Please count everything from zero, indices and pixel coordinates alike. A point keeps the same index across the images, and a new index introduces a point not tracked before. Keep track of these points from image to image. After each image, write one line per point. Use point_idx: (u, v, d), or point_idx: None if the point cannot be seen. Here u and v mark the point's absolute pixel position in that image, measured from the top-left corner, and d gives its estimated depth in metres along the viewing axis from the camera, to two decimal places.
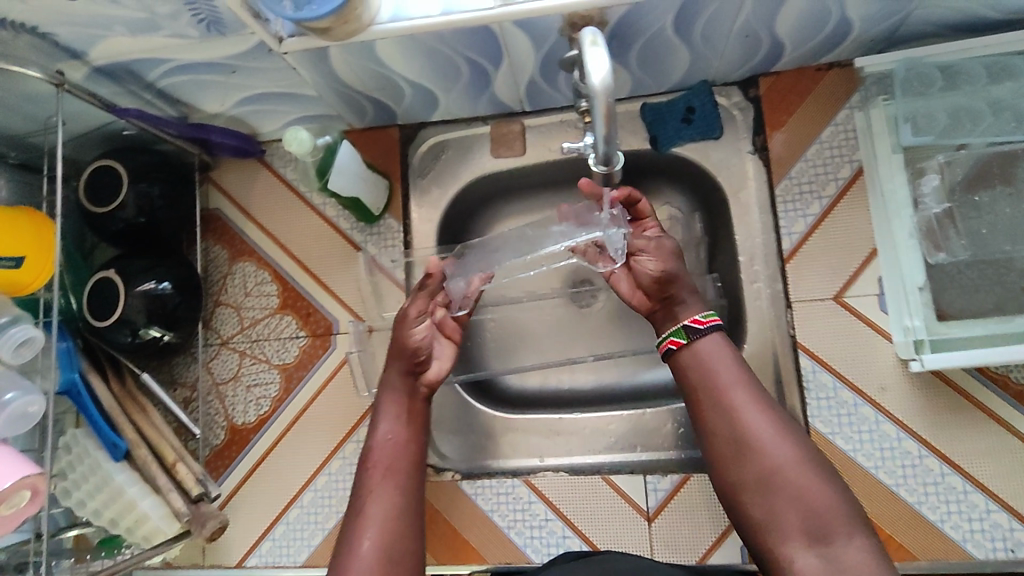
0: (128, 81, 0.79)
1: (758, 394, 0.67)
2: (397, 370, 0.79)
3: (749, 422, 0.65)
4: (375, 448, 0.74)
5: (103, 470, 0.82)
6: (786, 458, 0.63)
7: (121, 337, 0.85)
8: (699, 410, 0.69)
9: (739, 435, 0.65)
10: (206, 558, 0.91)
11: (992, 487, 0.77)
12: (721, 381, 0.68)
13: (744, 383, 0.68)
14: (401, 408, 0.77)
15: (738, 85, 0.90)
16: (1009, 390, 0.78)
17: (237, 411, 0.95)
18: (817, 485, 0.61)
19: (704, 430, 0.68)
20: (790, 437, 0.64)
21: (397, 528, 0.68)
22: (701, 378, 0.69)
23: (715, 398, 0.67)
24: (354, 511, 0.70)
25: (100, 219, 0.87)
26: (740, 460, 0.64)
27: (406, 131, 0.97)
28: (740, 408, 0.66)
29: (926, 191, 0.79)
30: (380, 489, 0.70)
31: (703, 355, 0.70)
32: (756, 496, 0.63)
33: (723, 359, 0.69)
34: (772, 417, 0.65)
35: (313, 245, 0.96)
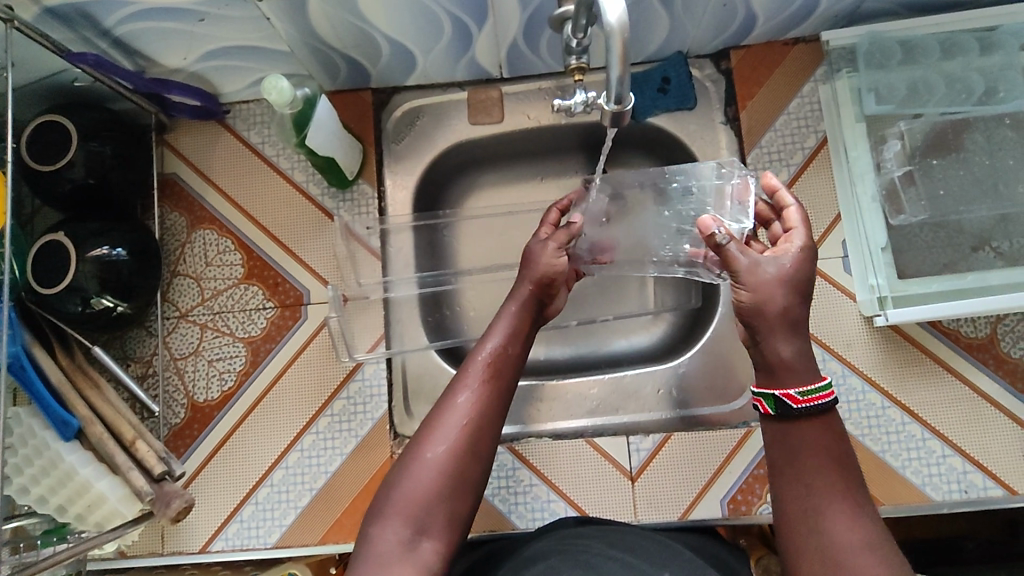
0: (83, 26, 0.73)
1: (861, 504, 0.55)
2: (527, 287, 0.75)
3: (846, 537, 0.53)
4: (484, 350, 0.69)
5: (51, 451, 0.75)
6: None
7: (70, 306, 0.78)
8: (788, 508, 0.56)
9: (829, 548, 0.53)
10: (165, 546, 0.85)
11: (947, 433, 0.83)
12: (818, 480, 0.56)
13: (846, 490, 0.55)
14: (516, 320, 0.72)
15: (710, 58, 0.93)
16: (960, 343, 0.84)
17: (199, 387, 0.89)
18: None
19: (792, 536, 0.55)
20: (888, 562, 0.52)
21: (483, 428, 0.63)
22: (793, 468, 0.57)
23: (810, 496, 0.55)
24: (444, 398, 0.65)
25: (45, 178, 0.80)
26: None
27: (380, 95, 0.94)
28: (836, 517, 0.54)
29: (889, 155, 0.84)
30: (476, 389, 0.65)
31: (797, 438, 0.57)
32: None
33: (820, 452, 0.56)
34: (869, 534, 0.53)
35: (281, 212, 0.92)
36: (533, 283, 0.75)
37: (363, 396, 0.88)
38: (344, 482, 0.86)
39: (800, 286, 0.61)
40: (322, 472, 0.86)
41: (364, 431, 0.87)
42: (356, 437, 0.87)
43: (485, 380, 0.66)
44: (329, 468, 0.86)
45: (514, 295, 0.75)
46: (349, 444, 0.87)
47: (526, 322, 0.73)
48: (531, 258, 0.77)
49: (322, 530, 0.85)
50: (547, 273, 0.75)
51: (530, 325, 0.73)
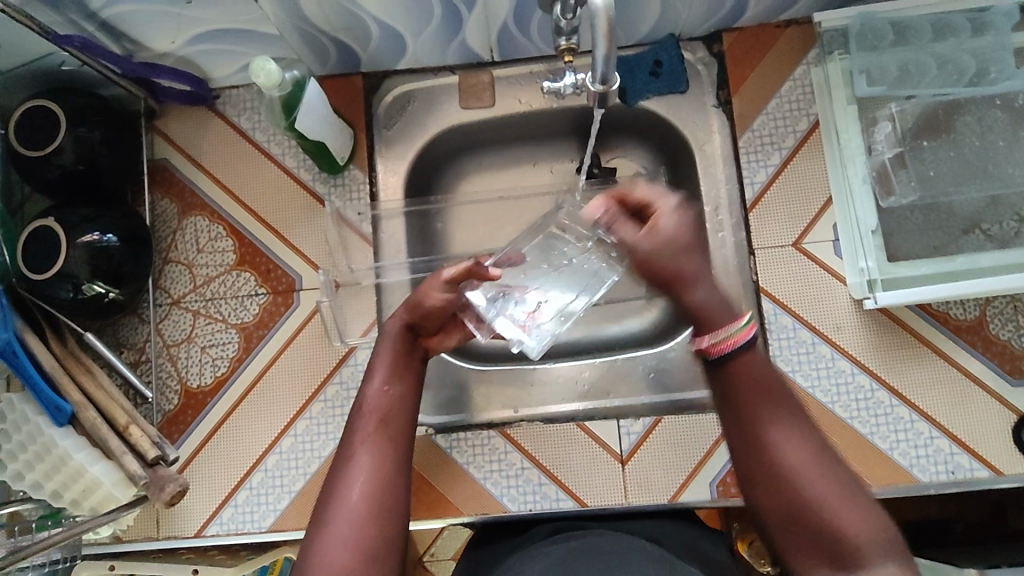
0: (69, 8, 0.72)
1: (796, 414, 0.58)
2: (399, 320, 0.69)
3: (786, 453, 0.56)
4: (366, 400, 0.64)
5: (46, 436, 0.76)
6: (819, 480, 0.54)
7: (62, 292, 0.78)
8: (733, 435, 0.59)
9: (773, 470, 0.56)
10: (161, 530, 0.86)
11: (935, 415, 0.83)
12: (757, 410, 0.58)
13: (773, 405, 0.58)
14: (396, 357, 0.67)
15: (702, 41, 0.92)
16: (949, 325, 0.85)
17: (192, 373, 0.89)
18: (851, 511, 0.53)
19: (741, 467, 0.58)
20: (824, 460, 0.55)
21: (386, 486, 0.58)
22: (733, 405, 0.60)
23: (747, 428, 0.58)
24: (338, 468, 0.60)
25: (34, 164, 0.80)
26: (776, 489, 0.55)
27: (370, 80, 0.94)
28: (770, 433, 0.57)
29: (880, 137, 0.84)
30: (369, 445, 0.61)
31: (743, 371, 0.60)
32: (790, 534, 0.55)
33: (750, 384, 0.59)
34: (805, 439, 0.57)
35: (272, 198, 0.92)
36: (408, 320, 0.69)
37: (355, 381, 0.88)
38: None
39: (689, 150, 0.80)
40: (315, 457, 0.87)
41: None
42: None
43: (374, 436, 0.61)
44: (322, 453, 0.87)
45: (384, 331, 0.69)
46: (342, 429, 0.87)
47: (408, 356, 0.68)
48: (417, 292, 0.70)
49: None
50: (425, 308, 0.70)
51: (412, 360, 0.68)
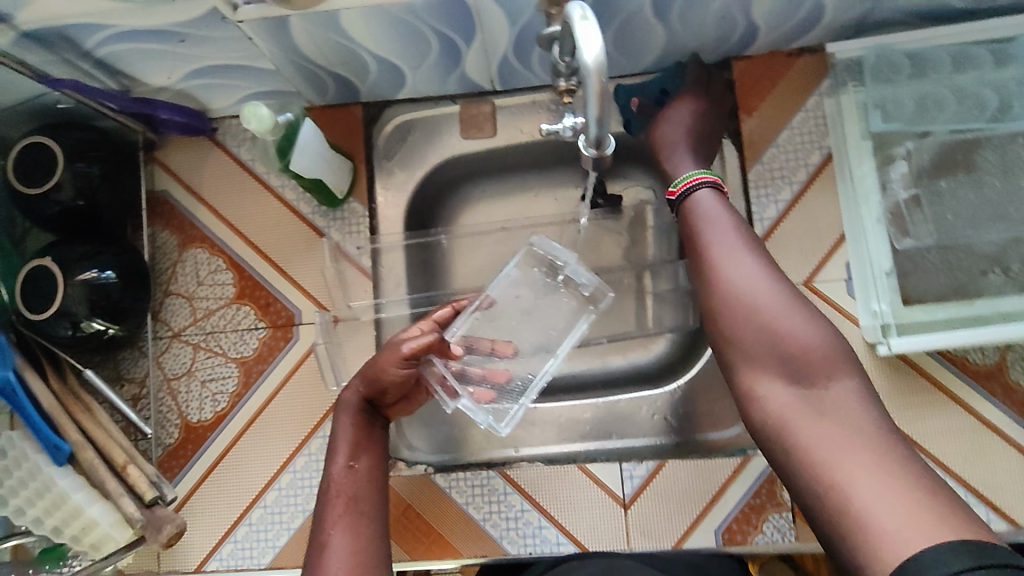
0: (63, 48, 0.71)
1: (754, 251, 0.66)
2: (356, 392, 0.75)
3: (747, 276, 0.64)
4: (332, 478, 0.69)
5: (45, 475, 0.76)
6: (773, 306, 0.61)
7: (60, 331, 0.78)
8: (704, 295, 0.66)
9: (729, 293, 0.63)
10: (163, 565, 0.86)
11: (952, 464, 0.80)
12: (719, 238, 0.67)
13: (739, 257, 0.65)
14: (356, 433, 0.73)
15: (711, 69, 0.89)
16: (966, 370, 0.82)
17: (192, 407, 0.89)
18: (804, 328, 0.60)
19: (706, 286, 0.66)
20: (777, 287, 0.63)
21: (363, 552, 0.62)
22: (694, 233, 0.70)
23: (711, 250, 0.67)
24: (314, 550, 0.63)
25: (32, 200, 0.79)
26: (737, 326, 0.62)
27: (370, 110, 0.93)
28: (732, 270, 0.65)
29: (895, 176, 0.81)
30: (340, 520, 0.65)
31: (704, 216, 0.70)
32: (747, 349, 0.61)
33: (714, 228, 0.68)
34: (763, 270, 0.64)
35: (271, 230, 0.91)
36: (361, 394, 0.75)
37: None
38: None
39: (705, 134, 0.84)
40: (314, 494, 0.86)
41: None
42: None
43: (344, 511, 0.66)
44: None
45: (342, 406, 0.75)
46: None
47: (367, 430, 0.74)
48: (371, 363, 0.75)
49: None
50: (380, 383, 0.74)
51: (372, 432, 0.74)
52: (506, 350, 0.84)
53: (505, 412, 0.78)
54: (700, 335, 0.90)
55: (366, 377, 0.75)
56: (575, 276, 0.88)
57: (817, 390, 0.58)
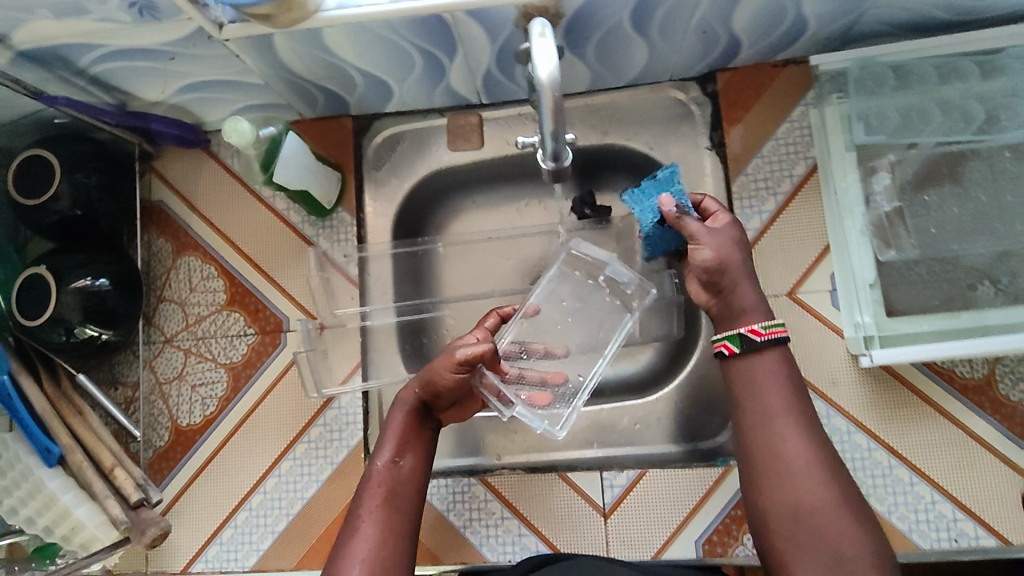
0: (58, 67, 0.74)
1: (809, 428, 0.64)
2: (413, 392, 0.74)
3: (801, 456, 0.62)
4: (375, 470, 0.70)
5: (36, 476, 0.78)
6: (821, 497, 0.60)
7: (55, 336, 0.81)
8: (749, 464, 0.64)
9: (778, 466, 0.62)
10: (149, 565, 0.88)
11: (937, 478, 0.79)
12: (780, 406, 0.65)
13: (792, 426, 0.64)
14: (406, 431, 0.73)
15: (696, 81, 0.90)
16: (954, 384, 0.80)
17: (182, 411, 0.91)
18: (850, 529, 0.58)
19: (757, 453, 0.64)
20: (828, 475, 0.61)
21: (389, 552, 0.64)
22: (747, 393, 0.67)
23: (767, 417, 0.65)
24: (344, 535, 0.66)
25: (31, 210, 0.82)
26: (780, 502, 0.61)
27: (361, 121, 0.95)
28: (784, 442, 0.63)
29: (878, 188, 0.80)
30: (374, 510, 0.67)
31: (755, 376, 0.67)
32: (795, 533, 0.59)
33: (773, 386, 0.66)
34: (813, 451, 0.63)
35: (262, 238, 0.93)
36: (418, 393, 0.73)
37: (339, 423, 0.89)
38: (318, 509, 0.87)
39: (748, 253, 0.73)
40: (298, 498, 0.87)
41: (339, 459, 0.88)
42: (330, 465, 0.88)
43: (381, 504, 0.68)
44: (304, 494, 0.88)
45: (398, 402, 0.75)
46: (325, 471, 0.88)
47: (417, 430, 0.74)
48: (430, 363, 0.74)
49: (297, 556, 0.86)
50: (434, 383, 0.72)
51: (422, 430, 0.75)
52: (558, 350, 0.87)
53: (560, 415, 0.79)
54: (684, 345, 0.90)
55: (425, 379, 0.73)
56: (617, 275, 0.87)
57: None
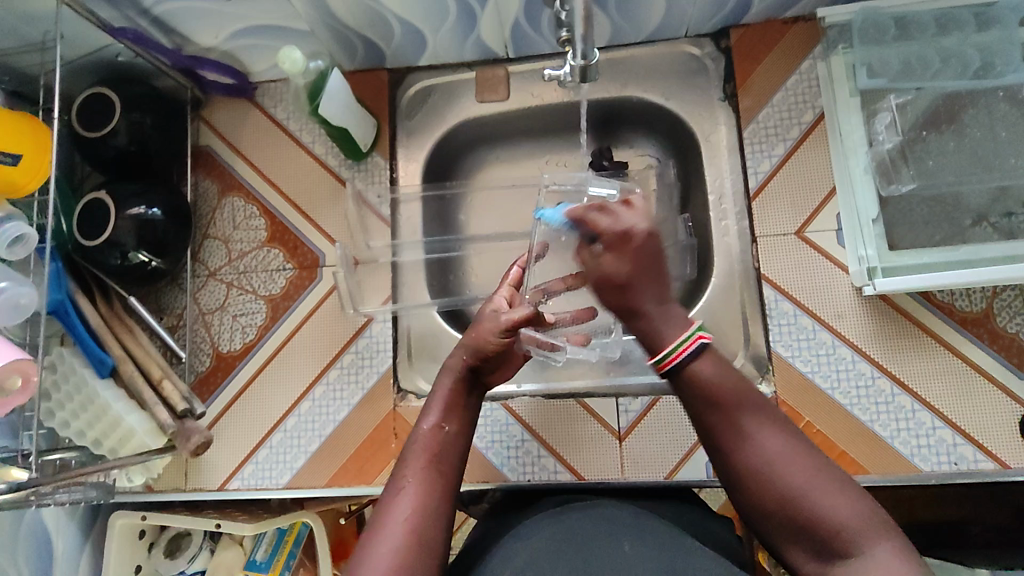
0: (125, 5, 0.81)
1: (768, 413, 0.63)
2: (461, 359, 0.75)
3: (764, 454, 0.61)
4: (420, 433, 0.70)
5: (90, 387, 0.84)
6: (800, 476, 0.59)
7: (111, 260, 0.87)
8: (724, 462, 0.63)
9: (750, 461, 0.61)
10: (188, 482, 0.93)
11: (938, 405, 0.83)
12: (728, 415, 0.63)
13: (753, 418, 0.62)
14: (453, 397, 0.73)
15: (710, 37, 0.96)
16: (953, 317, 0.85)
17: (224, 338, 0.96)
18: (834, 497, 0.58)
19: (725, 469, 0.63)
20: (799, 451, 0.60)
21: (430, 516, 0.63)
22: (703, 400, 0.64)
23: (728, 421, 0.63)
24: (388, 494, 0.65)
25: (92, 144, 0.89)
26: (762, 492, 0.60)
27: (395, 74, 1.01)
28: (750, 434, 0.62)
29: (880, 129, 0.85)
30: (418, 473, 0.66)
31: (706, 386, 0.64)
32: (785, 529, 0.59)
33: (725, 388, 0.63)
34: (778, 434, 0.61)
35: (301, 180, 0.99)
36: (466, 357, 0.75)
37: (370, 351, 0.94)
38: (349, 431, 0.92)
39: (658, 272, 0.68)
40: (330, 421, 0.93)
41: (370, 384, 0.93)
42: (362, 389, 0.93)
43: (425, 466, 0.66)
44: (337, 417, 0.93)
45: (446, 369, 0.75)
46: (356, 395, 0.93)
47: (463, 398, 0.74)
48: (475, 328, 0.77)
49: (328, 474, 0.91)
50: (481, 346, 0.75)
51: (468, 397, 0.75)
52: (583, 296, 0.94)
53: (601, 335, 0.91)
54: (696, 286, 0.95)
55: (471, 344, 0.76)
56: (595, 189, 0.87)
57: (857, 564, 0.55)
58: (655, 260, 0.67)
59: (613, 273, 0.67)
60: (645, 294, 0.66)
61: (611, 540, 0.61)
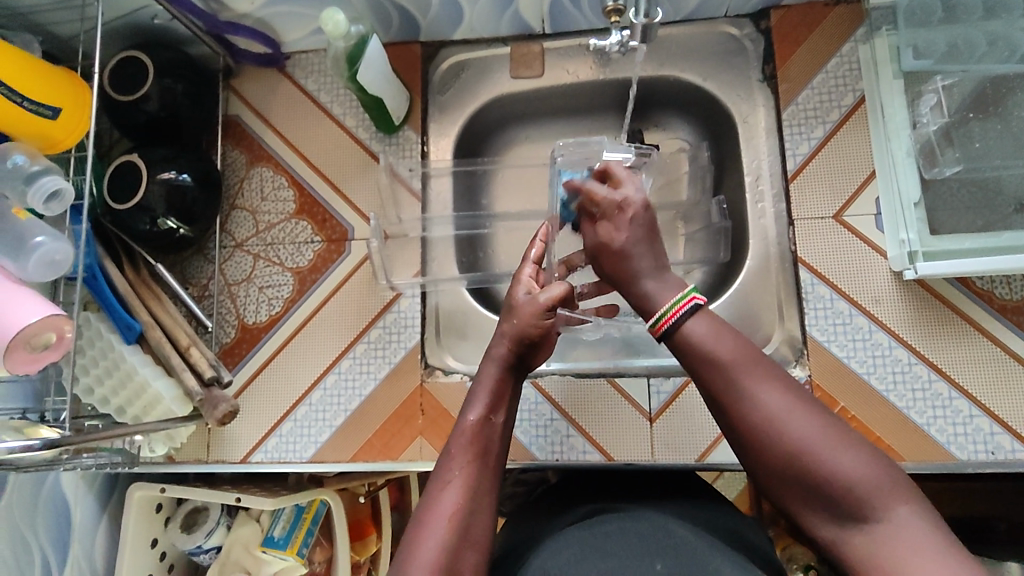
0: None
1: (773, 369, 0.57)
2: (506, 346, 0.70)
3: (767, 411, 0.55)
4: (466, 425, 0.64)
5: (117, 352, 0.84)
6: (809, 433, 0.53)
7: (140, 225, 0.86)
8: (725, 421, 0.58)
9: (754, 419, 0.55)
10: (210, 455, 0.92)
11: (976, 394, 0.82)
12: (726, 370, 0.57)
13: (756, 373, 0.57)
14: (499, 387, 0.68)
15: (750, 18, 0.95)
16: (993, 304, 0.84)
17: (249, 310, 0.95)
18: (846, 453, 0.52)
19: (728, 427, 0.57)
20: (805, 405, 0.55)
21: (477, 512, 0.58)
22: (698, 357, 0.59)
23: (728, 376, 0.57)
24: (431, 487, 0.60)
25: (124, 108, 0.88)
26: (769, 451, 0.54)
27: (428, 48, 1.00)
28: (753, 391, 0.56)
29: (925, 110, 0.86)
30: (465, 466, 0.61)
31: (699, 342, 0.59)
32: (796, 490, 0.53)
33: (721, 343, 0.59)
34: (784, 389, 0.56)
35: (331, 153, 0.98)
36: (509, 346, 0.70)
37: (398, 326, 0.93)
38: (375, 405, 0.91)
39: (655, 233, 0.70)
40: (356, 395, 0.91)
41: (397, 359, 0.92)
42: (389, 364, 0.92)
43: (473, 459, 0.61)
44: (363, 391, 0.91)
45: (490, 358, 0.70)
46: (383, 369, 0.92)
47: (508, 388, 0.69)
48: (515, 311, 0.72)
49: (353, 449, 0.90)
50: (526, 329, 0.70)
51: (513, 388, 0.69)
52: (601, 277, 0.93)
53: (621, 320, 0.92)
54: (730, 269, 0.94)
55: (514, 331, 0.71)
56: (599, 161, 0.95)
57: (873, 524, 0.50)
58: (654, 229, 0.70)
59: (612, 241, 0.69)
60: (642, 260, 0.67)
61: (642, 560, 0.55)
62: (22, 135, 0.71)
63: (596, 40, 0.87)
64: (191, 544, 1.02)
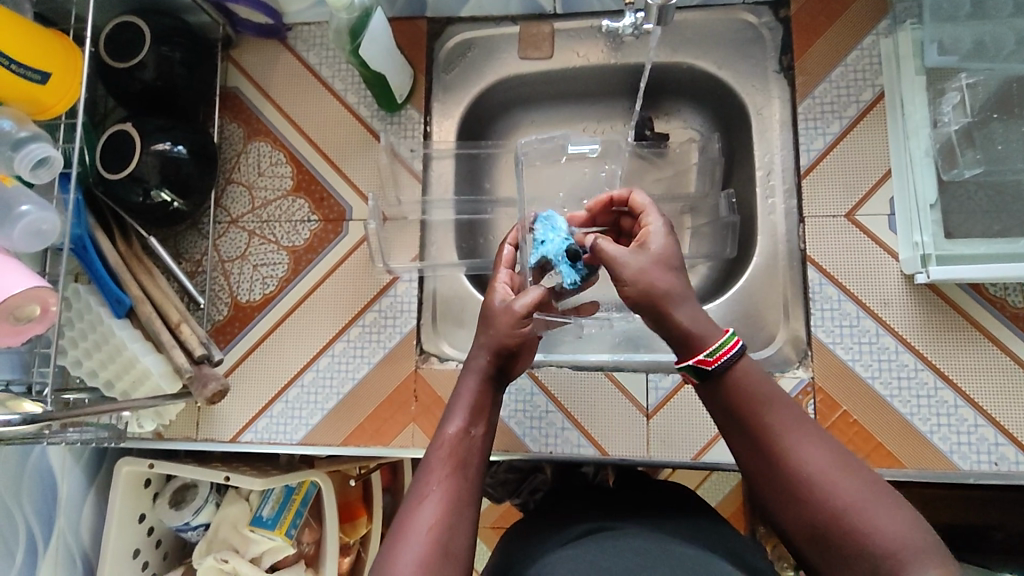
0: None
1: (816, 428, 0.57)
2: (483, 357, 0.67)
3: (806, 465, 0.54)
4: (446, 436, 0.62)
5: (105, 326, 0.82)
6: (853, 491, 0.52)
7: (133, 196, 0.84)
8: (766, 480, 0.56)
9: (800, 476, 0.54)
10: (200, 433, 0.90)
11: (983, 403, 0.80)
12: (764, 419, 0.57)
13: (799, 429, 0.56)
14: (480, 398, 0.66)
15: (769, 5, 0.92)
16: (1004, 312, 0.81)
17: (243, 288, 0.93)
18: (892, 513, 0.51)
19: (767, 484, 0.56)
20: (848, 463, 0.54)
21: (456, 527, 0.57)
22: (742, 412, 0.58)
23: (773, 431, 0.56)
24: (409, 501, 0.59)
25: (119, 76, 0.85)
26: (813, 510, 0.53)
27: (435, 25, 0.97)
28: (799, 450, 0.55)
29: (947, 108, 0.84)
30: (443, 480, 0.59)
31: (740, 394, 0.58)
32: (837, 552, 0.52)
33: (764, 397, 0.58)
34: (826, 447, 0.55)
35: (330, 129, 0.95)
36: (486, 356, 0.67)
37: (393, 310, 0.91)
38: (368, 389, 0.89)
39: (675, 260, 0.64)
40: (350, 378, 0.90)
41: (392, 343, 0.90)
42: (383, 349, 0.90)
43: (451, 472, 0.60)
44: (356, 375, 0.90)
45: (469, 369, 0.68)
46: (377, 354, 0.90)
47: (488, 398, 0.67)
48: (490, 321, 0.69)
49: (343, 434, 0.88)
50: (502, 336, 0.67)
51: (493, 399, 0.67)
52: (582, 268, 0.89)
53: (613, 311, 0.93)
54: (736, 266, 0.92)
55: (492, 342, 0.67)
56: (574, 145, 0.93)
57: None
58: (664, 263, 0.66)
59: (636, 266, 0.62)
60: (669, 286, 0.61)
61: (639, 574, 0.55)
62: (12, 100, 0.69)
63: (607, 21, 0.84)
64: (178, 521, 1.01)
